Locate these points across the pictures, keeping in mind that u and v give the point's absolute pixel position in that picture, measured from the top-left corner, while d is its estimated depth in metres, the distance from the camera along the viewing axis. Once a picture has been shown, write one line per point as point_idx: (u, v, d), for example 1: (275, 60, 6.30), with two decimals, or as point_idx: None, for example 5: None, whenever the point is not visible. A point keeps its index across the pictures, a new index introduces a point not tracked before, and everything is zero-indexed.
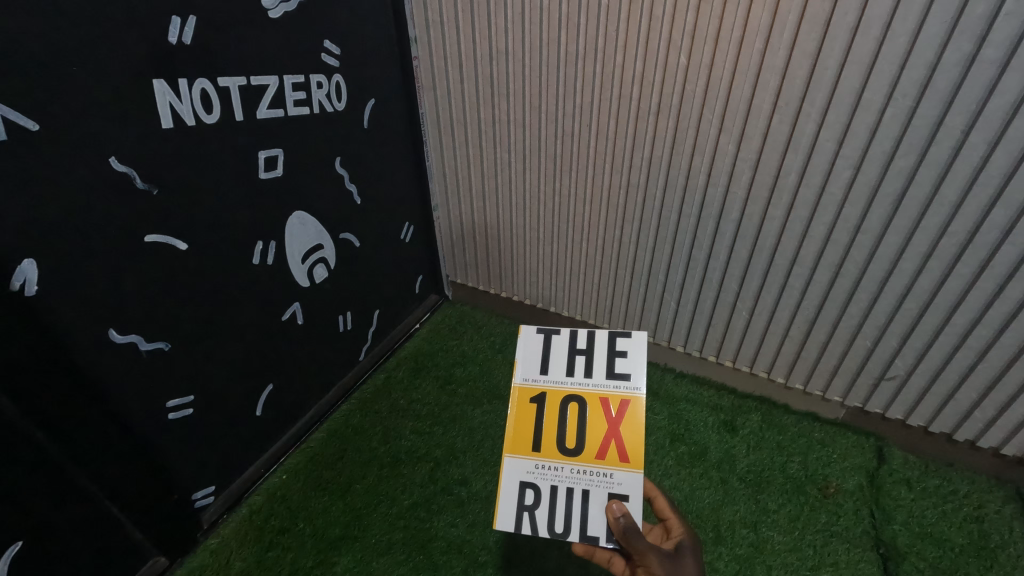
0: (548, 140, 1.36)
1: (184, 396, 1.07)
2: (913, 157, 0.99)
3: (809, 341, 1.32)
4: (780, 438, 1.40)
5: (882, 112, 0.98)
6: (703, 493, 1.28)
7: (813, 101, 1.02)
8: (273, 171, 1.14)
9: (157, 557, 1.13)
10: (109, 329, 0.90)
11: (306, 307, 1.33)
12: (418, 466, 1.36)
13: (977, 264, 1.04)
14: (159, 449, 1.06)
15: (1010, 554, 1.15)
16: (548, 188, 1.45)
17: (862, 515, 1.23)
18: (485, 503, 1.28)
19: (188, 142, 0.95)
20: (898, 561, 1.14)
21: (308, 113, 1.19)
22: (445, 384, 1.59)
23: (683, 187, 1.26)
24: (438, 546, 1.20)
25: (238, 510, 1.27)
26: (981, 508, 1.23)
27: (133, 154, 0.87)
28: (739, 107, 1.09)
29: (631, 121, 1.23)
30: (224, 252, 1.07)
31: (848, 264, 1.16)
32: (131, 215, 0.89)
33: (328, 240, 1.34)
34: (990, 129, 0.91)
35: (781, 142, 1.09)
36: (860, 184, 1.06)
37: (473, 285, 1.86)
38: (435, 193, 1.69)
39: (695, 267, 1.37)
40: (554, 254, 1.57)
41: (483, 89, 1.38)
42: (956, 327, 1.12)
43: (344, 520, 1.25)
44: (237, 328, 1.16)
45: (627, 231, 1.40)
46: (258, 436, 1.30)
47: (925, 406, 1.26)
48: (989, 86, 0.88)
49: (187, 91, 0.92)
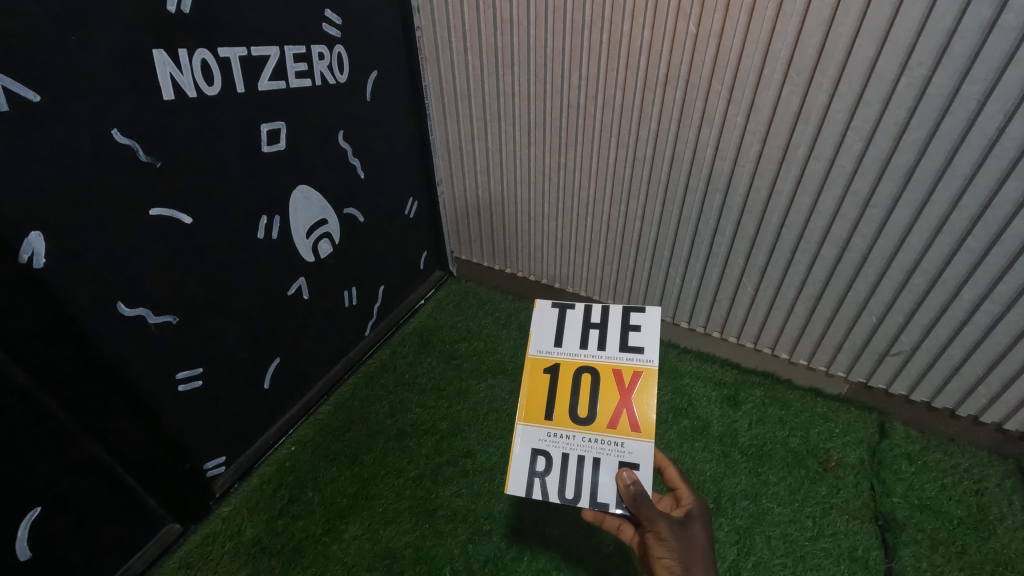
0: (554, 113, 1.35)
1: (192, 369, 1.09)
2: (927, 128, 0.97)
3: (814, 317, 1.32)
4: (783, 413, 1.41)
5: (897, 82, 0.95)
6: (705, 466, 1.30)
7: (825, 71, 0.99)
8: (276, 144, 1.13)
9: (171, 523, 1.16)
10: (118, 302, 0.91)
11: (311, 282, 1.34)
12: (424, 438, 1.38)
13: (988, 238, 1.02)
14: (170, 419, 1.08)
15: (1008, 526, 1.16)
16: (553, 162, 1.43)
17: (862, 488, 1.24)
18: (489, 474, 1.31)
19: (189, 114, 0.94)
20: (897, 532, 1.16)
21: (310, 85, 1.17)
22: (450, 359, 1.60)
23: (690, 161, 1.24)
24: (444, 515, 1.23)
25: (249, 480, 1.30)
26: (982, 482, 1.25)
27: (135, 126, 0.87)
28: (749, 78, 1.07)
29: (638, 93, 1.20)
30: (228, 226, 1.08)
31: (857, 239, 1.15)
32: (134, 188, 0.89)
33: (332, 215, 1.34)
34: (1007, 99, 0.89)
35: (792, 113, 1.07)
36: (870, 157, 1.05)
37: (477, 260, 1.85)
38: (439, 168, 1.67)
39: (701, 242, 1.36)
40: (559, 229, 1.57)
41: (487, 61, 1.35)
42: (963, 303, 1.11)
43: (352, 490, 1.28)
44: (243, 302, 1.16)
45: (632, 206, 1.39)
46: (266, 409, 1.33)
47: (928, 382, 1.26)
48: (1008, 54, 0.86)
49: (188, 61, 0.91)
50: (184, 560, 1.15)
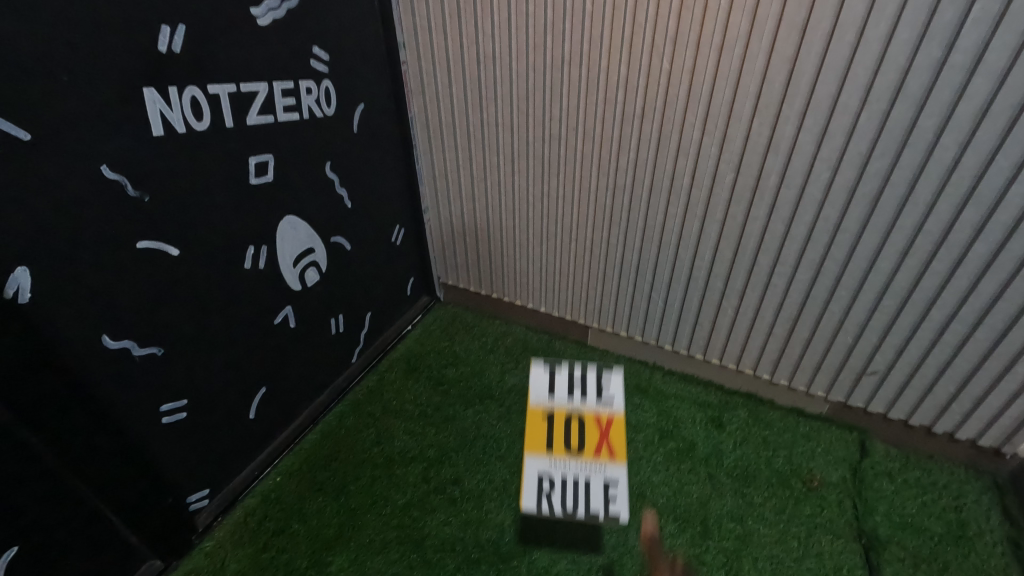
0: (536, 144, 1.39)
1: (177, 400, 1.09)
2: (888, 159, 1.03)
3: (793, 338, 1.35)
4: (766, 433, 1.43)
5: (858, 115, 1.01)
6: (691, 488, 1.31)
7: (791, 105, 1.05)
8: (264, 176, 1.15)
9: (152, 560, 1.14)
10: (103, 334, 0.92)
11: (298, 311, 1.34)
12: (411, 465, 1.38)
13: (952, 260, 1.07)
14: (154, 452, 1.07)
15: (986, 542, 1.19)
16: (536, 190, 1.47)
17: (845, 507, 1.26)
18: (477, 501, 1.30)
19: (178, 149, 0.96)
20: (880, 551, 1.18)
21: (298, 118, 1.20)
22: (437, 384, 1.60)
23: (668, 189, 1.28)
24: (431, 544, 1.22)
25: (232, 513, 1.28)
26: (960, 498, 1.27)
27: (125, 162, 0.88)
28: (721, 111, 1.12)
29: (617, 124, 1.25)
30: (216, 257, 1.09)
31: (829, 263, 1.20)
32: (122, 222, 0.90)
33: (319, 244, 1.36)
34: (960, 131, 0.95)
35: (762, 144, 1.12)
36: (837, 185, 1.09)
37: (464, 286, 1.86)
38: (425, 196, 1.69)
39: (682, 266, 1.39)
40: (543, 255, 1.59)
41: (471, 94, 1.39)
42: (932, 323, 1.16)
43: (338, 520, 1.26)
44: (230, 332, 1.17)
45: (614, 232, 1.43)
46: (251, 440, 1.32)
47: (904, 400, 1.29)
48: (959, 91, 0.92)
49: (177, 99, 0.94)
50: None
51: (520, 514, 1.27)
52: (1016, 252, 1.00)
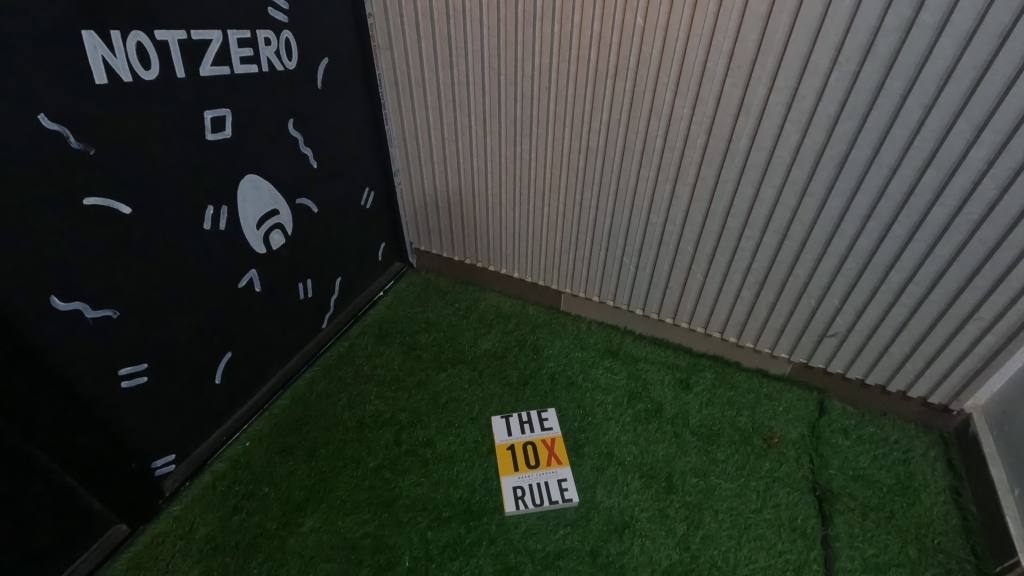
0: (508, 103, 1.35)
1: (136, 364, 1.06)
2: (856, 121, 1.03)
3: (759, 301, 1.38)
4: (731, 394, 1.48)
5: (828, 76, 1.01)
6: (657, 447, 1.35)
7: (763, 65, 1.04)
8: (221, 132, 1.10)
9: (118, 524, 1.12)
10: (51, 295, 0.88)
11: (263, 275, 1.31)
12: (383, 429, 1.38)
13: (912, 224, 1.10)
14: (114, 417, 1.04)
15: (930, 492, 1.26)
16: (509, 152, 1.44)
17: (802, 461, 1.32)
18: (448, 462, 1.32)
19: (126, 100, 0.91)
20: (833, 501, 1.24)
21: (257, 71, 1.14)
22: (410, 349, 1.60)
23: (641, 151, 1.27)
24: (403, 504, 1.23)
25: (201, 478, 1.27)
26: (909, 452, 1.34)
27: (65, 111, 0.83)
28: (693, 71, 1.10)
29: (590, 84, 1.23)
30: (171, 217, 1.04)
31: (795, 226, 1.21)
32: (65, 176, 0.85)
33: (283, 206, 1.32)
34: (925, 94, 0.95)
35: (734, 105, 1.11)
36: (805, 148, 1.10)
37: (436, 252, 1.84)
38: (395, 158, 1.64)
39: (653, 231, 1.39)
40: (517, 219, 1.58)
41: (441, 50, 1.34)
42: (891, 285, 1.19)
43: (309, 483, 1.26)
44: (191, 295, 1.13)
45: (587, 196, 1.42)
46: (217, 405, 1.30)
47: (862, 360, 1.34)
48: (926, 51, 0.92)
49: (121, 44, 0.88)
50: (133, 560, 1.12)
51: (491, 473, 1.30)
52: (972, 214, 1.03)
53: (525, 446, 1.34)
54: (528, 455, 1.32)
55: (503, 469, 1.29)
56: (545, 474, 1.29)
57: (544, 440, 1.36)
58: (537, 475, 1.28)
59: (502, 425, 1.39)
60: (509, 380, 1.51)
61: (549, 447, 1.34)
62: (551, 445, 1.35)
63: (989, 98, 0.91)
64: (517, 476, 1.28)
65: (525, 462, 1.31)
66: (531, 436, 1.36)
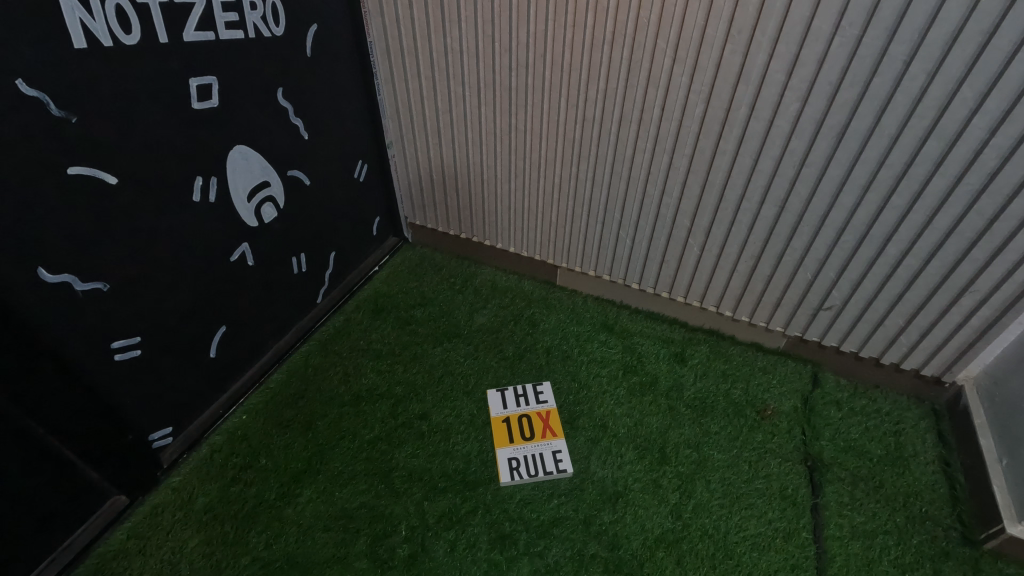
0: (503, 71, 1.32)
1: (129, 337, 1.05)
2: (858, 88, 1.01)
3: (755, 274, 1.37)
4: (725, 367, 1.48)
5: (830, 42, 0.98)
6: (652, 419, 1.36)
7: (764, 30, 1.01)
8: (208, 101, 1.07)
9: (117, 495, 1.14)
10: (38, 267, 0.87)
11: (255, 248, 1.30)
12: (379, 402, 1.39)
13: (911, 195, 1.08)
14: (108, 389, 1.05)
15: (920, 462, 1.28)
16: (504, 123, 1.42)
17: (794, 433, 1.33)
18: (444, 435, 1.33)
19: (106, 65, 0.88)
20: (823, 471, 1.25)
21: (243, 38, 1.11)
22: (405, 323, 1.59)
23: (638, 120, 1.25)
24: (399, 475, 1.25)
25: (198, 450, 1.27)
26: (901, 423, 1.35)
27: (43, 76, 0.81)
28: (692, 37, 1.08)
29: (586, 50, 1.20)
30: (159, 188, 1.02)
31: (792, 198, 1.20)
32: (46, 143, 0.83)
33: (274, 178, 1.29)
34: (929, 60, 0.93)
35: (733, 73, 1.09)
36: (806, 117, 1.08)
37: (431, 226, 1.81)
38: (389, 130, 1.61)
39: (650, 203, 1.38)
40: (512, 192, 1.55)
41: (433, 15, 1.29)
42: (888, 258, 1.18)
43: (306, 455, 1.28)
44: (181, 268, 1.12)
45: (583, 167, 1.40)
46: (214, 378, 1.30)
47: (856, 333, 1.34)
48: (932, 14, 0.89)
49: (99, 6, 0.85)
50: (133, 530, 1.14)
51: (486, 445, 1.31)
52: (971, 185, 1.02)
53: (520, 419, 1.35)
54: (522, 427, 1.33)
55: (498, 441, 1.31)
56: (539, 446, 1.30)
57: (539, 413, 1.36)
58: (532, 447, 1.30)
59: (498, 398, 1.40)
60: (505, 354, 1.51)
61: (544, 420, 1.35)
62: (546, 418, 1.36)
63: (994, 64, 0.89)
64: (512, 448, 1.30)
65: (520, 434, 1.32)
66: (526, 409, 1.37)
